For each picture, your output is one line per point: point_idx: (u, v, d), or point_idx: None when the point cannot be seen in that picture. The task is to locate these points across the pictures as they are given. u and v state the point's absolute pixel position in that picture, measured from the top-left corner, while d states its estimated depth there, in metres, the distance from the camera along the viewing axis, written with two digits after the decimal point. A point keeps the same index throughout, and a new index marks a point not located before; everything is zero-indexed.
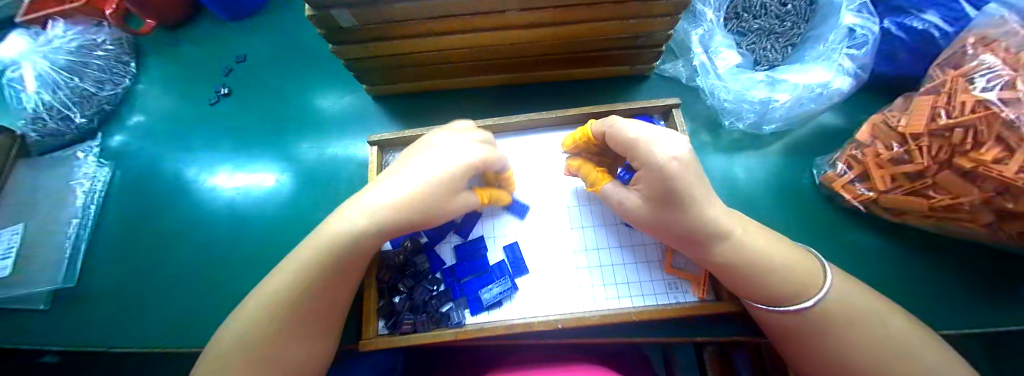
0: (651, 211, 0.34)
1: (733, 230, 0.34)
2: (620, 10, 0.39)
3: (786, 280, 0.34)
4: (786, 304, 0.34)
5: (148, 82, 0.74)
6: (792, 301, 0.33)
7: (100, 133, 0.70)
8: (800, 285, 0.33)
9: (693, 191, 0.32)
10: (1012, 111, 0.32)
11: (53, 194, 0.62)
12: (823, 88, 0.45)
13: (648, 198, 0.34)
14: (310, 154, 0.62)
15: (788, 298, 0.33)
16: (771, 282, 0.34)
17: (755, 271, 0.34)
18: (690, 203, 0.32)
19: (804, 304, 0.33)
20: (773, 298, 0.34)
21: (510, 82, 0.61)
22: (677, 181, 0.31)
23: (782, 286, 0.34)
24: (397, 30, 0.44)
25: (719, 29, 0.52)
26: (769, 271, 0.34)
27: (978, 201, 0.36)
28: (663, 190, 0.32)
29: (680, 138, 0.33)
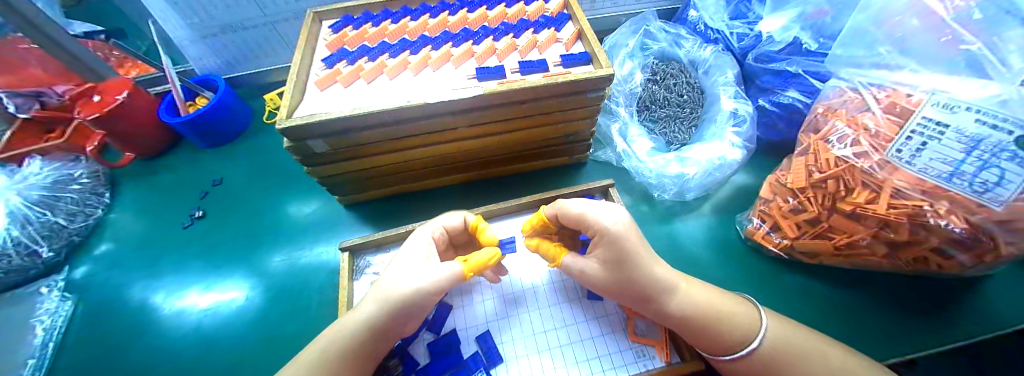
0: (609, 274, 0.38)
1: (676, 284, 0.38)
2: (550, 116, 0.51)
3: (729, 324, 0.37)
4: (737, 350, 0.36)
5: (123, 209, 0.76)
6: (740, 346, 0.36)
7: (66, 265, 0.68)
8: (740, 328, 0.37)
9: (640, 249, 0.38)
10: (865, 162, 0.41)
11: (7, 336, 0.58)
12: (721, 162, 0.56)
13: (604, 261, 0.39)
14: (288, 261, 0.64)
15: (737, 344, 0.36)
16: (720, 329, 0.36)
17: (704, 321, 0.37)
18: (641, 258, 0.37)
19: (750, 347, 0.35)
20: (725, 347, 0.36)
21: (465, 180, 0.69)
22: (627, 241, 0.37)
23: (728, 332, 0.36)
24: (368, 153, 0.52)
25: (632, 122, 0.64)
26: (715, 318, 0.37)
27: (869, 236, 0.44)
28: (617, 252, 0.37)
29: (619, 208, 0.41)
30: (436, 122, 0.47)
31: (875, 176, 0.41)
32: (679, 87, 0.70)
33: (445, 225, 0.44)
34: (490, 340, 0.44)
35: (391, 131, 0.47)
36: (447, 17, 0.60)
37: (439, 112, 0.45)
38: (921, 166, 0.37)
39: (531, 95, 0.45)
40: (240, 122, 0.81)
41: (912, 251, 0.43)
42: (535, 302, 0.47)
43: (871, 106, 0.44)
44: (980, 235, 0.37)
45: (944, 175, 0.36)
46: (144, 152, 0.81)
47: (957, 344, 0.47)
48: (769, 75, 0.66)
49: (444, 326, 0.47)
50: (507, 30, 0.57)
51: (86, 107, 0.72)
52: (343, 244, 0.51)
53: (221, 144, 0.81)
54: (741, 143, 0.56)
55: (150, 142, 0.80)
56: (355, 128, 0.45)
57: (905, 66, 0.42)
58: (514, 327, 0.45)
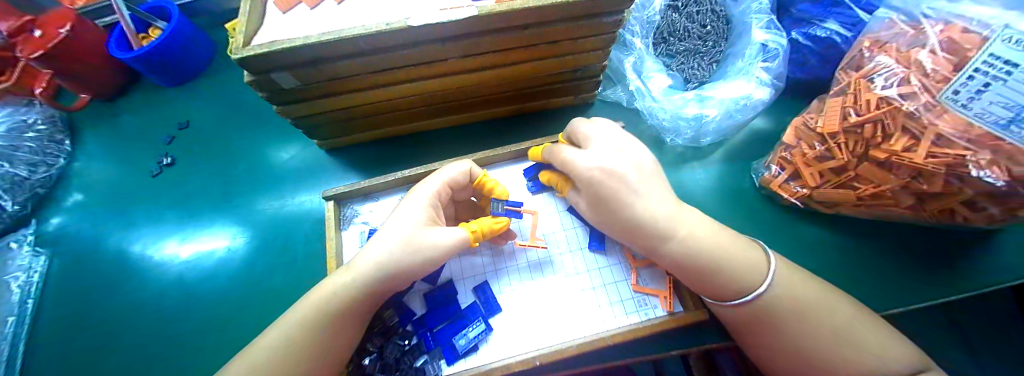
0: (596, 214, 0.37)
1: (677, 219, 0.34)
2: (556, 46, 0.44)
3: (737, 264, 0.33)
4: (741, 295, 0.32)
5: (86, 158, 0.70)
6: (746, 290, 0.32)
7: (33, 219, 0.64)
8: (748, 270, 0.32)
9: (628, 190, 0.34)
10: (911, 103, 0.34)
11: None
12: (746, 102, 0.50)
13: (590, 204, 0.37)
14: (267, 210, 0.60)
15: (743, 286, 0.32)
16: (726, 269, 0.32)
17: (709, 265, 0.33)
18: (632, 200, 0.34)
19: (758, 291, 0.32)
20: (730, 290, 0.33)
21: (460, 122, 0.63)
22: (607, 182, 0.34)
23: (735, 273, 0.32)
24: (345, 87, 0.45)
25: (647, 56, 0.56)
26: (723, 258, 0.33)
27: (898, 187, 0.40)
28: (596, 194, 0.35)
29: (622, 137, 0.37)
30: (422, 50, 0.39)
31: (920, 119, 0.34)
32: (702, 16, 0.62)
33: (451, 179, 0.39)
34: (488, 292, 0.42)
35: (368, 60, 0.40)
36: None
37: (426, 38, 0.37)
38: (978, 111, 0.30)
39: (536, 16, 0.37)
40: (200, 56, 0.71)
41: (941, 202, 0.39)
42: (535, 256, 0.44)
43: (925, 41, 0.36)
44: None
45: (1003, 122, 0.28)
46: (102, 93, 0.72)
47: (957, 297, 0.45)
48: (806, 3, 0.55)
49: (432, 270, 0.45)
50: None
51: (27, 44, 0.61)
52: (326, 193, 0.47)
53: (182, 80, 0.72)
54: (770, 81, 0.50)
55: (107, 82, 0.71)
56: (324, 58, 0.38)
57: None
58: (512, 279, 0.43)
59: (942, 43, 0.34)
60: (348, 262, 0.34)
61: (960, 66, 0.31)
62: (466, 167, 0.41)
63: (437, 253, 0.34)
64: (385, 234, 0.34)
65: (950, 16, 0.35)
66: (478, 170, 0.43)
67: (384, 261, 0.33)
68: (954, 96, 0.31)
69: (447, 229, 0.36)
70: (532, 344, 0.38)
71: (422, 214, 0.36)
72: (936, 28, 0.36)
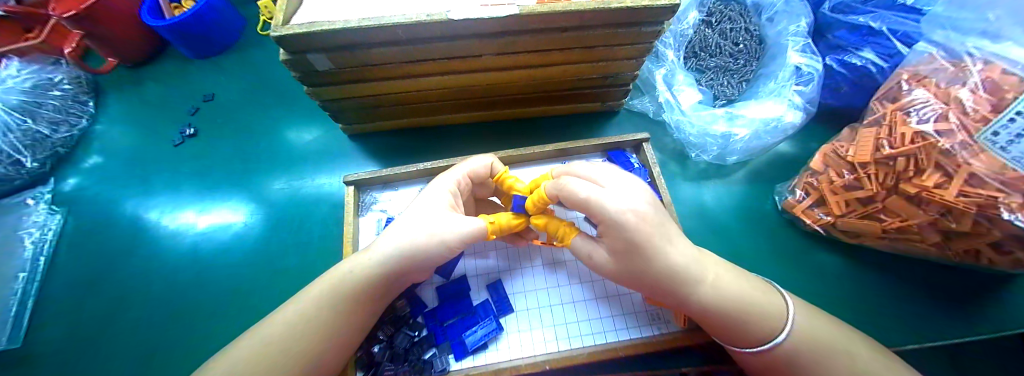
0: (619, 267, 0.30)
1: (700, 269, 0.30)
2: (590, 52, 0.43)
3: (752, 312, 0.30)
4: (759, 342, 0.30)
5: (108, 121, 0.70)
6: (764, 338, 0.30)
7: (52, 177, 0.65)
8: (765, 317, 0.30)
9: (660, 242, 0.28)
10: (947, 141, 0.34)
11: None
12: (775, 125, 0.49)
13: (614, 253, 0.30)
14: (283, 189, 0.60)
15: (761, 335, 0.30)
16: (747, 316, 0.30)
17: (728, 318, 0.30)
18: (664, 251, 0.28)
19: (777, 339, 0.29)
20: (746, 340, 0.31)
21: (485, 119, 0.63)
22: (643, 231, 0.27)
23: (754, 323, 0.30)
24: (378, 74, 0.44)
25: (679, 68, 0.56)
26: (741, 311, 0.30)
27: (925, 223, 0.39)
28: (628, 243, 0.27)
29: (628, 179, 0.30)
30: (460, 43, 0.39)
31: (958, 157, 0.33)
32: (736, 34, 0.61)
33: (471, 171, 0.39)
34: (501, 292, 0.42)
35: (406, 49, 0.40)
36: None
37: (466, 31, 0.37)
38: (1017, 155, 0.29)
39: (579, 20, 0.36)
40: (231, 30, 0.72)
41: (966, 242, 0.39)
42: (552, 261, 0.44)
43: (966, 78, 0.36)
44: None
45: None
46: (130, 59, 0.73)
47: (968, 340, 0.44)
48: (843, 29, 0.54)
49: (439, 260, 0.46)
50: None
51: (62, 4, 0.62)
52: (348, 177, 0.47)
53: (211, 53, 0.73)
54: (802, 105, 0.49)
55: (133, 48, 0.72)
56: (362, 43, 0.37)
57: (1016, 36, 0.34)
58: (525, 282, 0.43)
59: (983, 81, 0.33)
60: (364, 249, 0.34)
61: (999, 107, 0.30)
62: (488, 161, 0.40)
63: (451, 235, 0.32)
64: (403, 223, 0.34)
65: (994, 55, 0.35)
66: (500, 165, 0.41)
67: (402, 246, 0.32)
68: (994, 138, 0.30)
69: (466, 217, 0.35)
70: (540, 348, 0.38)
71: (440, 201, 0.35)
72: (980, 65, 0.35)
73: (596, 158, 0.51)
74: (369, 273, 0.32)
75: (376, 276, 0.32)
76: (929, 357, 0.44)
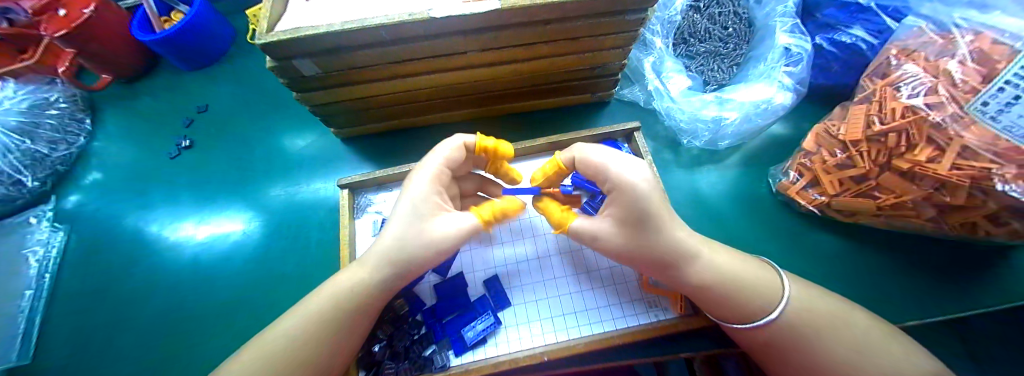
0: (620, 237, 0.32)
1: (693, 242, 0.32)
2: (575, 43, 0.43)
3: (745, 288, 0.31)
4: (754, 318, 0.31)
5: (106, 137, 0.71)
6: (757, 314, 0.30)
7: (54, 195, 0.66)
8: (759, 294, 0.31)
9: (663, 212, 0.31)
10: (937, 114, 0.34)
11: None
12: (767, 107, 0.49)
13: (618, 225, 0.32)
14: (280, 195, 0.61)
15: (754, 312, 0.31)
16: (739, 292, 0.31)
17: (721, 292, 0.31)
18: (664, 224, 0.31)
19: (770, 317, 0.30)
20: (739, 317, 0.31)
21: (476, 116, 0.63)
22: (650, 203, 0.30)
23: (749, 296, 0.31)
24: (365, 76, 0.45)
25: (668, 55, 0.56)
26: (735, 285, 0.31)
27: (919, 199, 0.39)
28: (635, 212, 0.31)
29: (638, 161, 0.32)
30: (443, 41, 0.39)
31: (948, 131, 0.33)
32: (724, 19, 0.61)
33: (443, 162, 0.36)
34: (497, 287, 0.42)
35: (391, 49, 0.40)
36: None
37: (449, 29, 0.37)
38: (1006, 124, 0.28)
39: (562, 11, 0.36)
40: (222, 41, 0.72)
41: (962, 215, 0.38)
42: (547, 253, 0.44)
43: (953, 49, 0.35)
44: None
45: None
46: (123, 74, 0.73)
47: (964, 315, 0.44)
48: (831, 8, 0.54)
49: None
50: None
51: (52, 23, 0.61)
52: (342, 181, 0.48)
53: (203, 64, 0.73)
54: (792, 85, 0.49)
55: (125, 64, 0.72)
56: (348, 46, 0.38)
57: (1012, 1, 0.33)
58: (522, 275, 0.43)
59: (973, 51, 0.33)
60: (363, 257, 0.33)
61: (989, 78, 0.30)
62: (461, 143, 0.37)
63: (451, 241, 0.33)
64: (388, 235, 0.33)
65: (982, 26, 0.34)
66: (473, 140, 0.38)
67: (394, 256, 0.33)
68: (986, 108, 0.29)
69: (457, 213, 0.36)
70: (539, 340, 0.39)
71: (422, 208, 0.34)
72: (969, 35, 0.35)
73: None
74: (362, 273, 0.32)
75: (370, 277, 0.32)
76: (930, 333, 0.44)
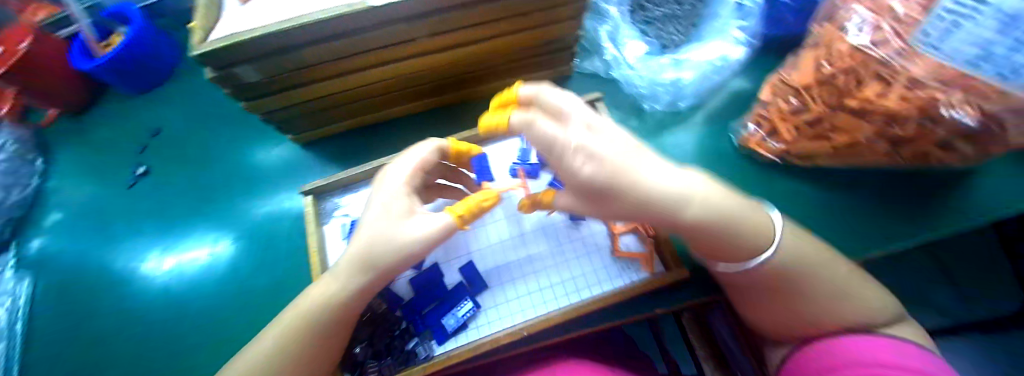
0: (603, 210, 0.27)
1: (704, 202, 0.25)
2: (527, 19, 0.43)
3: (746, 232, 0.28)
4: (750, 259, 0.29)
5: (60, 176, 0.68)
6: (754, 254, 0.29)
7: (12, 241, 0.63)
8: (757, 235, 0.28)
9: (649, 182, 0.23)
10: (883, 51, 0.33)
11: None
12: (722, 64, 0.52)
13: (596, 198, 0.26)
14: (250, 211, 0.59)
15: (751, 252, 0.28)
16: (741, 235, 0.27)
17: (720, 242, 0.28)
18: (650, 191, 0.23)
19: (765, 255, 0.29)
20: (738, 258, 0.29)
21: (430, 107, 0.62)
22: (625, 184, 0.23)
23: (744, 243, 0.28)
24: (310, 74, 0.43)
25: (624, 24, 0.56)
26: (736, 232, 0.27)
27: (871, 135, 0.39)
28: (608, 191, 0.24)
29: (609, 124, 0.26)
30: (387, 30, 0.38)
31: (893, 66, 0.32)
32: None
33: (421, 160, 0.33)
34: (473, 271, 0.42)
35: (334, 45, 0.38)
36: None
37: (393, 18, 0.36)
38: (950, 51, 0.27)
39: None
40: (167, 59, 0.69)
41: (915, 146, 0.39)
42: (520, 233, 0.44)
43: None
44: (990, 121, 0.32)
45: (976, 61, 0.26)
46: (68, 106, 0.70)
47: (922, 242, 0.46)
48: None
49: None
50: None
51: None
52: (304, 188, 0.47)
53: (150, 85, 0.70)
54: (743, 40, 0.52)
55: (70, 96, 0.69)
56: (289, 46, 0.36)
57: None
58: (496, 257, 0.43)
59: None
60: (331, 269, 0.31)
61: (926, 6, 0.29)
62: (435, 145, 0.35)
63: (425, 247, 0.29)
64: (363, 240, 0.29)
65: None
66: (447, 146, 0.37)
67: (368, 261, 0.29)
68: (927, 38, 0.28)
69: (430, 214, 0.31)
70: (519, 317, 0.39)
71: (398, 209, 0.30)
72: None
73: None
74: (332, 289, 0.29)
75: (344, 289, 0.29)
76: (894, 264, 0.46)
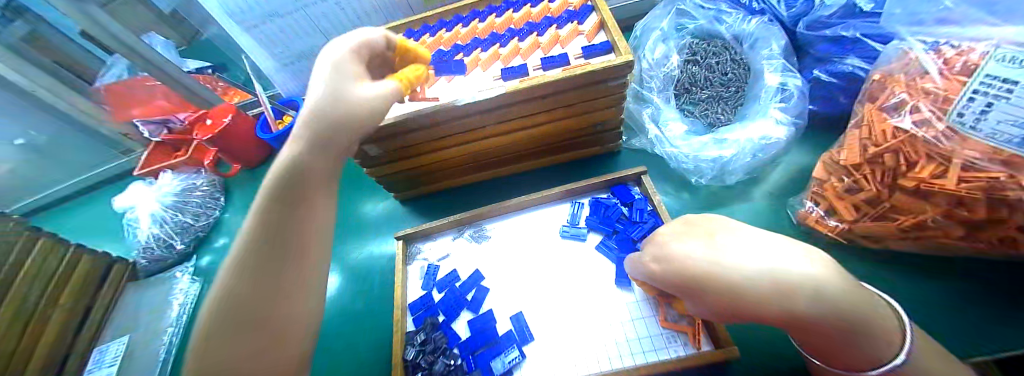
0: (706, 309, 0.31)
1: (818, 298, 0.26)
2: (575, 108, 0.53)
3: (871, 332, 0.27)
4: (876, 363, 0.27)
5: (232, 211, 0.95)
6: (882, 359, 0.27)
7: (194, 254, 0.87)
8: (880, 337, 0.27)
9: (769, 291, 0.27)
10: (928, 131, 0.38)
11: (154, 309, 0.77)
12: (766, 143, 0.53)
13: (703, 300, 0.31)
14: (351, 251, 0.73)
15: (878, 357, 0.27)
16: (866, 336, 0.27)
17: (842, 344, 0.27)
18: (767, 301, 0.27)
19: (899, 361, 0.26)
20: (859, 362, 0.28)
21: (485, 178, 0.73)
22: (749, 290, 0.27)
23: (869, 346, 0.27)
24: (413, 151, 0.58)
25: (665, 107, 0.63)
26: (860, 336, 0.26)
27: (939, 216, 0.38)
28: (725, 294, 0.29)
29: (753, 248, 0.30)
30: (474, 121, 0.52)
31: (941, 147, 0.36)
32: (722, 66, 0.67)
33: (361, 40, 0.38)
34: (522, 321, 0.46)
35: (435, 131, 0.53)
36: (494, 19, 0.63)
37: (480, 111, 0.50)
38: (988, 132, 0.33)
39: (570, 87, 0.48)
40: None
41: (994, 231, 0.37)
42: (562, 291, 0.49)
43: (931, 70, 0.41)
44: None
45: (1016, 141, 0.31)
46: (247, 163, 0.98)
47: None
48: (823, 43, 0.60)
49: (469, 293, 0.53)
50: (550, 22, 0.58)
51: (202, 130, 0.90)
52: (399, 233, 0.59)
53: None
54: (787, 121, 0.54)
55: (248, 156, 0.97)
56: (406, 130, 0.51)
57: (982, 24, 0.37)
58: (544, 310, 0.47)
59: (968, 67, 0.37)
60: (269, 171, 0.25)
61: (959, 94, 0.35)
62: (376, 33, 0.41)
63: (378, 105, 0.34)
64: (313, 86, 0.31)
65: (952, 50, 0.40)
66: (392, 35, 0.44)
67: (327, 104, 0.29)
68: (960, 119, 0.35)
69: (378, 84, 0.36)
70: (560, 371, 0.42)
71: (347, 72, 0.33)
72: (969, 50, 0.39)
73: (602, 194, 0.59)
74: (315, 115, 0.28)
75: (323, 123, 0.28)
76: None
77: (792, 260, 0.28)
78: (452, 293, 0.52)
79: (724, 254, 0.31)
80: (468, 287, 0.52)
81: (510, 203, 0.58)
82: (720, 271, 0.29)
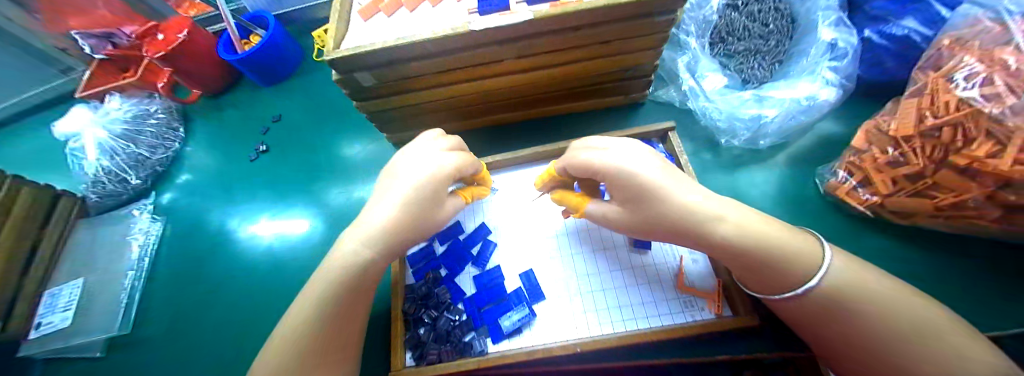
0: (628, 215, 0.34)
1: (734, 221, 0.29)
2: (609, 47, 0.45)
3: (783, 257, 0.28)
4: (792, 286, 0.29)
5: (195, 144, 0.82)
6: (796, 281, 0.29)
7: (153, 191, 0.78)
8: (795, 263, 0.28)
9: (690, 212, 0.30)
10: (994, 107, 0.31)
11: (111, 248, 0.69)
12: (810, 103, 0.49)
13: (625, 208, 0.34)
14: (337, 197, 0.69)
15: (794, 279, 0.29)
16: (776, 261, 0.29)
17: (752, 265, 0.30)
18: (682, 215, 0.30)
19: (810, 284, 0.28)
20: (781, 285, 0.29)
21: (490, 123, 0.65)
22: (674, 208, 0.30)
23: (784, 271, 0.29)
24: (417, 83, 0.49)
25: (703, 56, 0.56)
26: (769, 254, 0.29)
27: (982, 197, 0.36)
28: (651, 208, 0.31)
29: (688, 179, 0.32)
30: (485, 52, 0.43)
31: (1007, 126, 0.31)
32: (764, 14, 0.60)
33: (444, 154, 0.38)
34: (532, 279, 0.43)
35: (440, 60, 0.44)
36: None
37: (496, 39, 0.41)
38: None
39: (603, 18, 0.39)
40: (295, 54, 0.83)
41: None
42: (563, 253, 0.45)
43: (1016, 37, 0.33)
44: None
45: None
46: (212, 88, 0.85)
47: None
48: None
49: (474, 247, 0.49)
50: None
51: (151, 46, 0.75)
52: None
53: (278, 80, 0.83)
54: (837, 81, 0.49)
55: (213, 79, 0.83)
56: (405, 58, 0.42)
57: None
58: (553, 270, 0.44)
59: None
60: None
61: None
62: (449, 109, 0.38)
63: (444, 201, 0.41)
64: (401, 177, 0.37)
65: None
66: None
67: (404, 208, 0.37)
68: None
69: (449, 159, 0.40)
70: (572, 332, 0.39)
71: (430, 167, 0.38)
72: None
73: None
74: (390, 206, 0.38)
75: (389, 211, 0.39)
76: None
77: (727, 203, 0.31)
78: (456, 246, 0.48)
79: (663, 172, 0.32)
80: (473, 241, 0.48)
81: (525, 153, 0.52)
82: (661, 191, 0.31)
